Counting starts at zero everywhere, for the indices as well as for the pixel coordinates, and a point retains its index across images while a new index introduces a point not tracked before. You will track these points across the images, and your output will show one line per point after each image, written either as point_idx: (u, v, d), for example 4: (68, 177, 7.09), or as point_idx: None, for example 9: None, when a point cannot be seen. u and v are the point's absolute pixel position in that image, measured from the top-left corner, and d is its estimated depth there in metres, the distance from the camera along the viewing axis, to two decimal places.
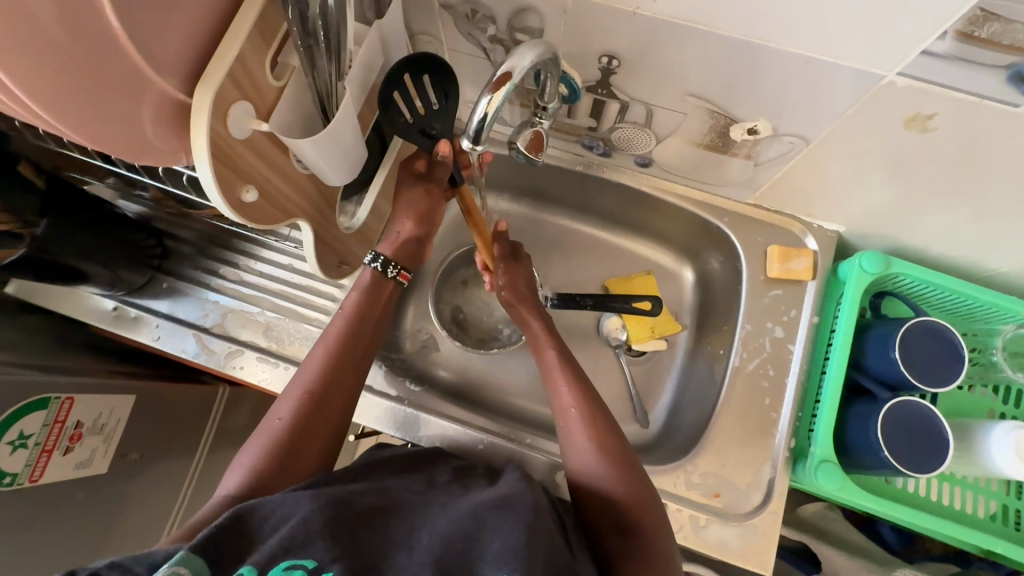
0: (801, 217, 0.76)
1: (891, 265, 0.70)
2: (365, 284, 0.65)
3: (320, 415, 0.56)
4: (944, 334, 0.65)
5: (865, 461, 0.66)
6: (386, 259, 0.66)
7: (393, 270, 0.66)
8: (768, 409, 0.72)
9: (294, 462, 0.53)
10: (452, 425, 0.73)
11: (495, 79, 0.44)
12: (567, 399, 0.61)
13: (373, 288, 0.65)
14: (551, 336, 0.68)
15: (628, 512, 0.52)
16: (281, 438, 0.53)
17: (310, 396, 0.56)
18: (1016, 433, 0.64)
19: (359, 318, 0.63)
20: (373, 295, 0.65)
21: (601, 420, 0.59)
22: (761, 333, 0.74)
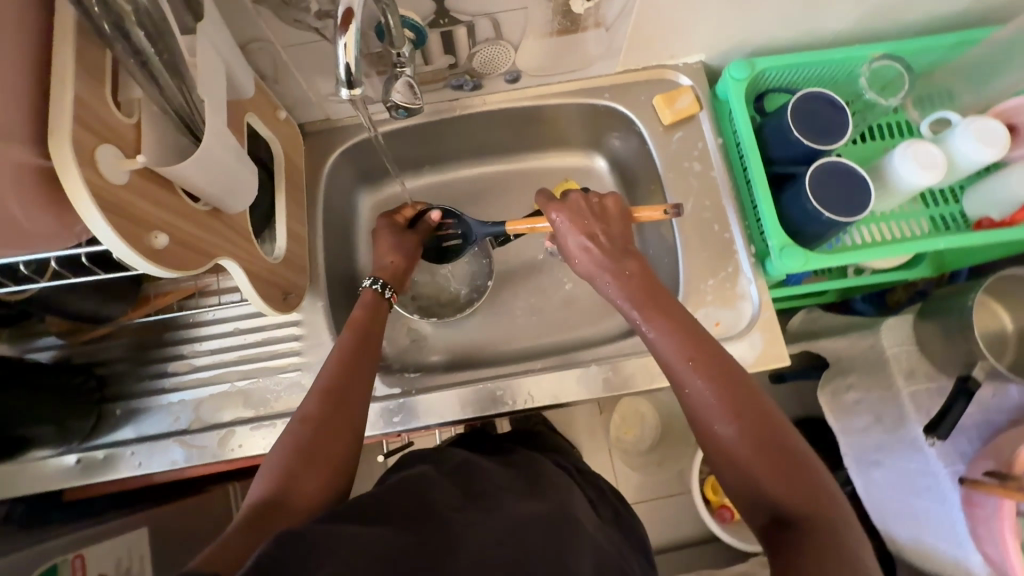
0: (666, 63, 0.82)
1: (755, 65, 0.77)
2: (367, 302, 0.70)
3: (350, 400, 0.57)
4: (822, 98, 0.73)
5: (814, 230, 0.72)
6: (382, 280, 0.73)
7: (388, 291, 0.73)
8: (721, 233, 0.77)
9: (320, 451, 0.52)
10: (466, 389, 0.74)
11: (342, 20, 0.44)
12: (716, 405, 0.55)
13: (374, 303, 0.70)
14: (659, 296, 0.64)
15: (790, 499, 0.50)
16: (311, 431, 0.53)
17: (333, 386, 0.57)
18: (910, 148, 0.74)
19: (361, 326, 0.66)
20: (369, 310, 0.69)
21: (762, 420, 0.54)
22: (684, 175, 0.79)
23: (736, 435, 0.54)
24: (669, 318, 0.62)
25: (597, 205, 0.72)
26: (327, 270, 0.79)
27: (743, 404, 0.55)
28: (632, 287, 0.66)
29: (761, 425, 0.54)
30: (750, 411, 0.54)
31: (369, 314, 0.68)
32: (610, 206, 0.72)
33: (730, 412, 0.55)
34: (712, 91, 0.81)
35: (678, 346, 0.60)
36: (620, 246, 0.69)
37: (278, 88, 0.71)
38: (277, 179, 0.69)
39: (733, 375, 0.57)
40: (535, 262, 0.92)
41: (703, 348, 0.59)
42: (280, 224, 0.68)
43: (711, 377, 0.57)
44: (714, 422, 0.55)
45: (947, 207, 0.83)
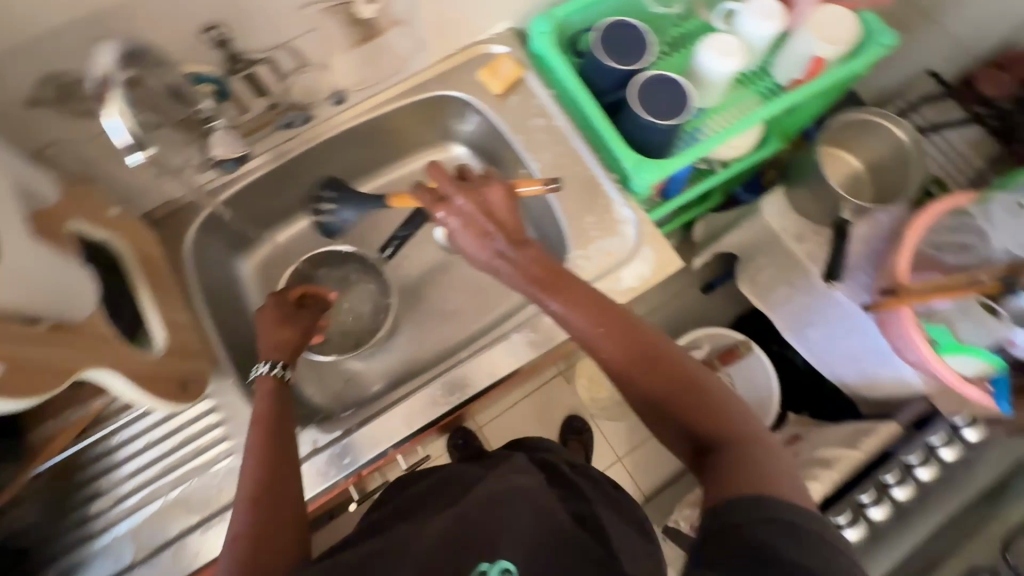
0: (478, 39, 0.85)
1: (553, 15, 0.82)
2: (269, 391, 0.64)
3: (282, 489, 0.54)
4: (618, 24, 0.79)
5: (656, 140, 0.78)
6: (276, 362, 0.67)
7: (282, 369, 0.67)
8: (582, 172, 0.81)
9: (268, 536, 0.50)
10: (405, 403, 0.74)
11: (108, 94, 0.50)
12: (622, 361, 0.60)
13: (278, 391, 0.65)
14: (552, 270, 0.64)
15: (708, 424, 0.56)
16: (249, 526, 0.50)
17: (262, 475, 0.54)
18: (709, 44, 0.81)
19: (270, 412, 0.62)
20: (272, 392, 0.64)
21: (662, 361, 0.59)
22: (532, 132, 0.83)
23: (651, 384, 0.59)
24: (578, 297, 0.63)
25: (488, 203, 0.66)
26: (226, 346, 0.76)
27: (642, 355, 0.60)
28: (530, 269, 0.64)
29: (668, 368, 0.59)
30: (654, 359, 0.59)
31: (274, 401, 0.63)
32: (496, 201, 0.66)
33: (637, 365, 0.59)
34: (529, 48, 0.85)
35: (584, 316, 0.62)
36: (515, 240, 0.65)
37: (100, 185, 0.68)
38: (134, 274, 0.66)
39: (636, 330, 0.61)
40: (435, 265, 0.93)
41: (602, 313, 0.62)
42: (153, 317, 0.65)
43: (614, 336, 0.61)
44: (631, 379, 0.60)
45: (763, 84, 0.92)
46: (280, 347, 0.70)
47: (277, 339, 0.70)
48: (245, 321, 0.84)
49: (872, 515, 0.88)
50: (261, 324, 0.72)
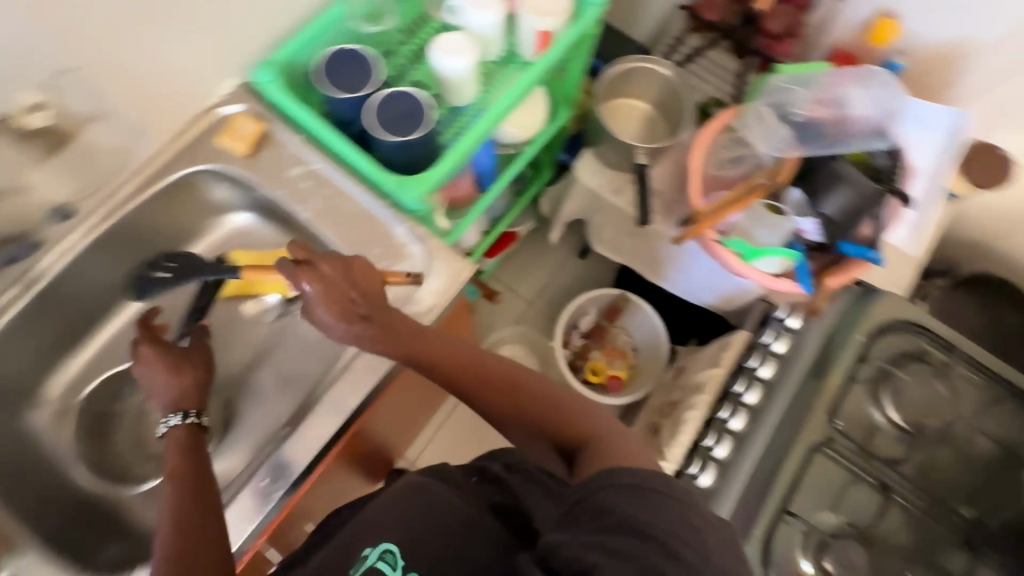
0: (208, 105, 0.79)
1: (274, 62, 0.79)
2: (181, 444, 0.65)
3: (200, 545, 0.58)
4: (340, 54, 0.77)
5: (415, 156, 0.79)
6: (193, 411, 0.68)
7: (196, 416, 0.68)
8: (355, 207, 0.79)
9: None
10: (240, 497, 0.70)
11: None
12: (489, 393, 0.65)
13: (190, 443, 0.66)
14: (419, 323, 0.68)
15: (573, 432, 0.62)
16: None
17: (182, 528, 0.59)
18: (438, 49, 0.83)
19: (187, 467, 0.63)
20: (184, 448, 0.65)
21: (522, 384, 0.65)
22: (293, 183, 0.80)
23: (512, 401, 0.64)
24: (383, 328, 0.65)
25: (350, 283, 0.64)
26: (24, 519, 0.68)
27: (503, 383, 0.66)
28: (394, 333, 0.65)
29: (523, 388, 0.65)
30: (507, 381, 0.65)
31: (187, 457, 0.64)
32: (358, 269, 0.64)
33: (499, 394, 0.65)
34: (263, 93, 0.81)
35: (448, 358, 0.67)
36: (375, 305, 0.65)
37: None
38: None
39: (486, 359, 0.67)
40: (258, 340, 0.89)
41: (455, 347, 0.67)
42: None
43: (477, 372, 0.66)
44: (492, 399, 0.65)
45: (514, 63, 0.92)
46: (195, 388, 0.70)
47: (186, 382, 0.70)
48: (57, 474, 0.77)
49: (733, 428, 0.87)
50: (140, 362, 0.70)
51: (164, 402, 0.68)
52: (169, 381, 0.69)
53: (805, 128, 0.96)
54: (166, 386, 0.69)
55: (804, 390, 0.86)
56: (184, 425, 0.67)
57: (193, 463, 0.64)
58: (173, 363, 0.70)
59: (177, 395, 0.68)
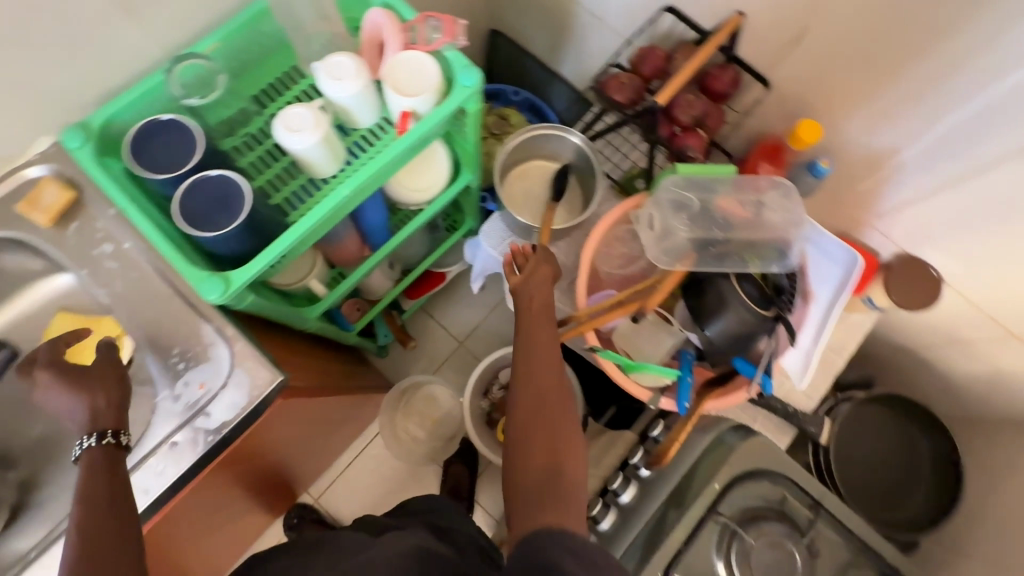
0: (10, 167, 0.72)
1: (87, 125, 0.70)
2: (92, 466, 0.61)
3: (112, 546, 0.56)
4: (157, 127, 0.70)
5: (233, 247, 0.70)
6: (109, 429, 0.63)
7: (120, 433, 0.63)
8: (163, 297, 0.71)
9: None
10: None
11: None
12: (549, 411, 0.66)
13: (109, 460, 0.62)
14: (548, 311, 0.76)
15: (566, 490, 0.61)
16: None
17: (93, 543, 0.56)
18: (279, 123, 0.74)
19: (94, 492, 0.58)
20: (93, 474, 0.60)
21: (567, 434, 0.65)
22: (99, 263, 0.72)
23: (551, 407, 0.66)
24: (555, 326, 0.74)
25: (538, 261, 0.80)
26: None
27: (564, 429, 0.66)
28: (524, 290, 0.77)
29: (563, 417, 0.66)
30: (553, 390, 0.68)
31: (103, 476, 0.60)
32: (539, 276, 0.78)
33: (553, 416, 0.66)
34: (75, 156, 0.70)
35: (546, 363, 0.70)
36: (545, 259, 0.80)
37: None
38: None
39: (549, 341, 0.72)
40: None
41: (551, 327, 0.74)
42: None
43: (560, 397, 0.68)
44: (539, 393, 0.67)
45: (386, 136, 0.82)
46: (112, 405, 0.64)
47: (100, 402, 0.64)
48: None
49: (601, 528, 0.85)
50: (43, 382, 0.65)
51: (77, 421, 0.63)
52: (78, 399, 0.63)
53: (710, 224, 0.89)
54: (74, 403, 0.63)
55: (653, 532, 0.79)
56: (102, 446, 0.62)
57: (108, 488, 0.59)
58: (80, 382, 0.64)
59: (90, 414, 0.63)
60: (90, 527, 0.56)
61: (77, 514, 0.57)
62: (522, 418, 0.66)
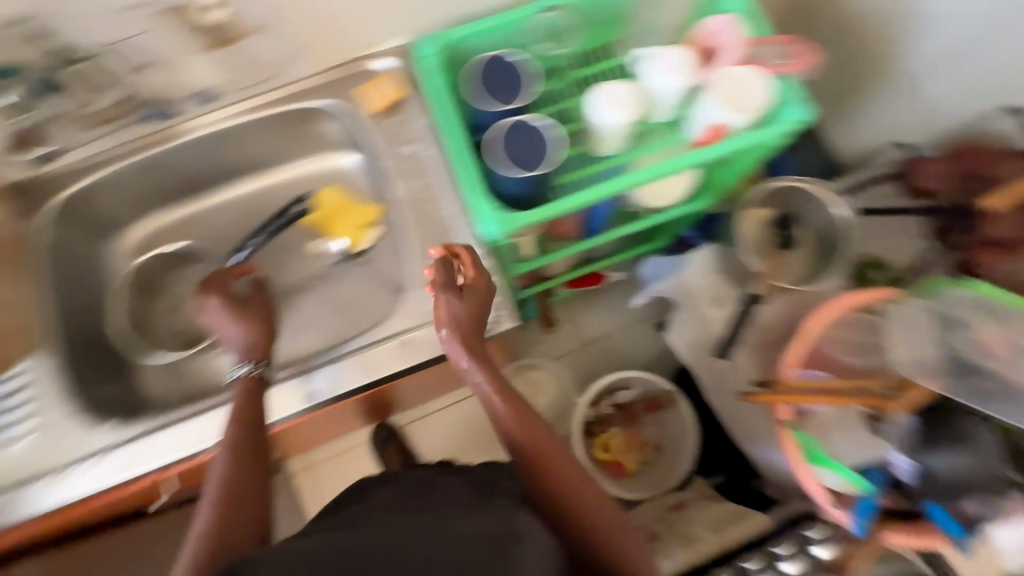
0: (365, 53, 0.82)
1: (442, 40, 0.78)
2: (241, 393, 0.69)
3: (252, 469, 0.61)
4: (500, 62, 0.75)
5: (518, 189, 0.74)
6: (252, 361, 0.72)
7: (259, 366, 0.72)
8: (439, 209, 0.77)
9: (241, 501, 0.57)
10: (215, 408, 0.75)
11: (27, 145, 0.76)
12: (562, 484, 0.60)
13: (250, 392, 0.69)
14: (509, 397, 0.65)
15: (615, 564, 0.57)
16: (220, 509, 0.55)
17: (239, 461, 0.61)
18: (595, 93, 0.77)
19: (246, 416, 0.66)
20: (248, 393, 0.69)
21: (570, 492, 0.59)
22: (399, 159, 0.79)
23: (566, 475, 0.60)
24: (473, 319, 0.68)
25: (473, 305, 0.69)
26: (63, 330, 0.78)
27: (587, 491, 0.60)
28: (454, 325, 0.67)
29: (568, 469, 0.61)
30: (548, 458, 0.61)
31: (251, 407, 0.67)
32: (513, 408, 0.65)
33: (566, 490, 0.59)
34: (423, 64, 0.79)
35: (539, 436, 0.63)
36: (465, 268, 0.70)
37: None
38: None
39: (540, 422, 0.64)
40: (311, 273, 0.92)
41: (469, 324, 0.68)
42: None
43: (565, 465, 0.61)
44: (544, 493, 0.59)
45: (670, 138, 0.83)
46: (262, 338, 0.74)
47: (251, 335, 0.74)
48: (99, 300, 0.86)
49: None
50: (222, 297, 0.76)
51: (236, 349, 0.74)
52: (236, 328, 0.74)
53: (963, 351, 0.82)
54: (233, 331, 0.74)
55: None
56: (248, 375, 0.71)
57: (257, 414, 0.67)
58: (243, 311, 0.75)
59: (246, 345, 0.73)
60: (237, 440, 0.62)
61: (234, 430, 0.64)
62: (548, 487, 0.60)
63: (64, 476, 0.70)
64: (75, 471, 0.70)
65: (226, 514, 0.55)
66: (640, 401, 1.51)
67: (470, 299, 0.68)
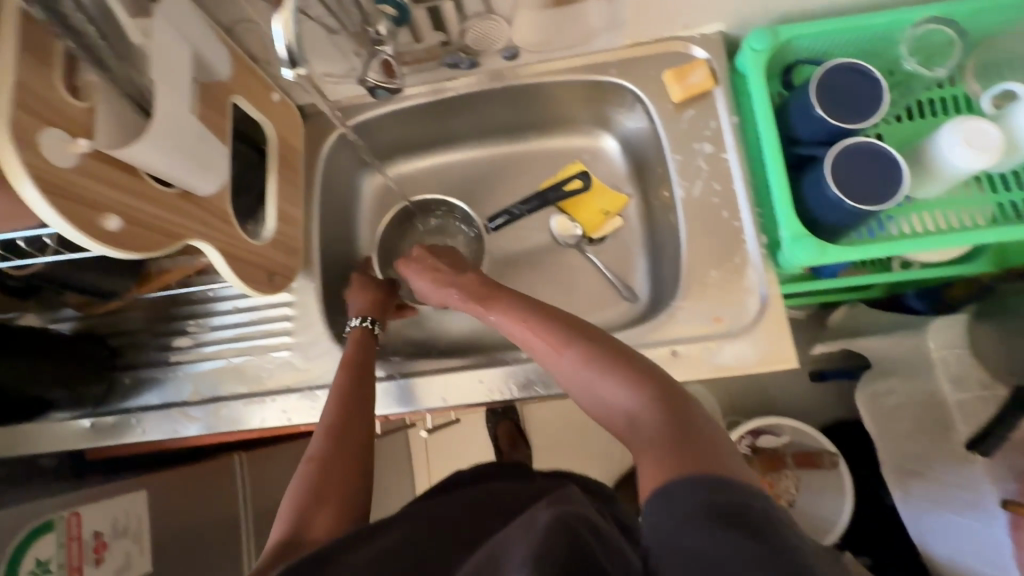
0: (680, 35, 0.75)
1: (777, 34, 0.70)
2: (355, 344, 0.71)
3: (351, 422, 0.61)
4: (853, 69, 0.65)
5: (836, 219, 0.65)
6: (366, 316, 0.75)
7: (373, 324, 0.75)
8: (730, 221, 0.70)
9: (335, 458, 0.57)
10: (442, 374, 0.74)
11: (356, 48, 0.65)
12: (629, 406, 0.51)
13: (362, 343, 0.71)
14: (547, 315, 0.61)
15: (687, 443, 0.45)
16: (315, 466, 0.56)
17: (344, 415, 0.62)
18: (957, 127, 0.64)
19: (357, 367, 0.68)
20: (361, 348, 0.71)
21: (666, 407, 0.49)
22: (693, 156, 0.73)
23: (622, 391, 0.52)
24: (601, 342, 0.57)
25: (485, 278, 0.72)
26: (323, 254, 0.80)
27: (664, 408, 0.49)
28: (475, 287, 0.71)
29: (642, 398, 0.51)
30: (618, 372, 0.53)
31: (359, 357, 0.69)
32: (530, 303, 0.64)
33: (629, 395, 0.51)
34: (743, 57, 0.72)
35: (584, 364, 0.56)
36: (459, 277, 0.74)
37: (271, 71, 0.72)
38: (268, 161, 0.71)
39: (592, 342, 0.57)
40: (541, 249, 0.89)
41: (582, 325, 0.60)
42: (270, 207, 0.70)
43: (628, 383, 0.52)
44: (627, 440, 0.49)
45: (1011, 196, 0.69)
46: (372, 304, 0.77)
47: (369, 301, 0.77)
48: (348, 231, 0.87)
49: None
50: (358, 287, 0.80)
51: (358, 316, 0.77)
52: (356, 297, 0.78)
53: None
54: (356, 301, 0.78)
55: None
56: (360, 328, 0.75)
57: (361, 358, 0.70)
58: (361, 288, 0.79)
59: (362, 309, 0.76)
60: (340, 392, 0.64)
61: (342, 384, 0.65)
62: (608, 395, 0.53)
63: (315, 399, 0.72)
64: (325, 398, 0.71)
65: (323, 470, 0.56)
66: (791, 451, 1.30)
67: (490, 287, 0.71)
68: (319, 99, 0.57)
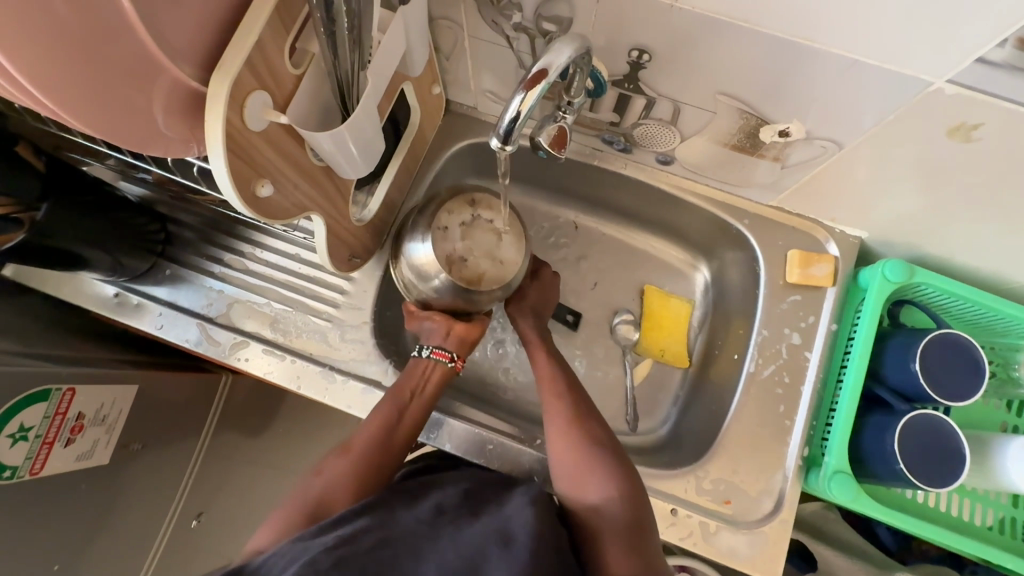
0: (824, 222, 0.75)
1: (915, 274, 0.68)
2: (419, 371, 0.66)
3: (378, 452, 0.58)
4: (967, 347, 0.64)
5: (879, 471, 0.65)
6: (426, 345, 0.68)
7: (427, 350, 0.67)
8: (783, 417, 0.70)
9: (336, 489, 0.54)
10: (469, 426, 0.70)
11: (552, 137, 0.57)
12: (580, 449, 0.58)
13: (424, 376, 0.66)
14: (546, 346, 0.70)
15: (618, 509, 0.52)
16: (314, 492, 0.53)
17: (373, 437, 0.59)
18: None
19: (406, 394, 0.64)
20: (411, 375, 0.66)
21: (621, 470, 0.56)
22: (778, 339, 0.73)
23: (575, 443, 0.58)
24: (621, 471, 0.55)
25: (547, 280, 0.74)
26: None
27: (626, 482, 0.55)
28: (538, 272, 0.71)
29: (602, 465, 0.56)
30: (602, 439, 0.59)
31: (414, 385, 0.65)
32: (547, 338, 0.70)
33: (585, 446, 0.58)
34: (869, 274, 0.71)
35: (561, 414, 0.61)
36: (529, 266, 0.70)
37: (443, 65, 0.71)
38: (400, 147, 0.69)
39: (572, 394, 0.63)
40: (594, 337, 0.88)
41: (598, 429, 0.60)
42: (381, 189, 0.68)
43: (599, 453, 0.57)
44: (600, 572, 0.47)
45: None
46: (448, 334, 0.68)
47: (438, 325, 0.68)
48: None
49: None
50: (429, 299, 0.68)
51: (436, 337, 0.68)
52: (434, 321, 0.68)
53: None
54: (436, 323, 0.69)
55: None
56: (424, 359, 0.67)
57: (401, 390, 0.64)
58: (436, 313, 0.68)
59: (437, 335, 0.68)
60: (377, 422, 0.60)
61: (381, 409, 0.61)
62: (574, 435, 0.59)
63: (331, 382, 0.71)
64: (342, 385, 0.71)
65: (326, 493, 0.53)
66: None
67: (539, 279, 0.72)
68: (502, 157, 0.55)
